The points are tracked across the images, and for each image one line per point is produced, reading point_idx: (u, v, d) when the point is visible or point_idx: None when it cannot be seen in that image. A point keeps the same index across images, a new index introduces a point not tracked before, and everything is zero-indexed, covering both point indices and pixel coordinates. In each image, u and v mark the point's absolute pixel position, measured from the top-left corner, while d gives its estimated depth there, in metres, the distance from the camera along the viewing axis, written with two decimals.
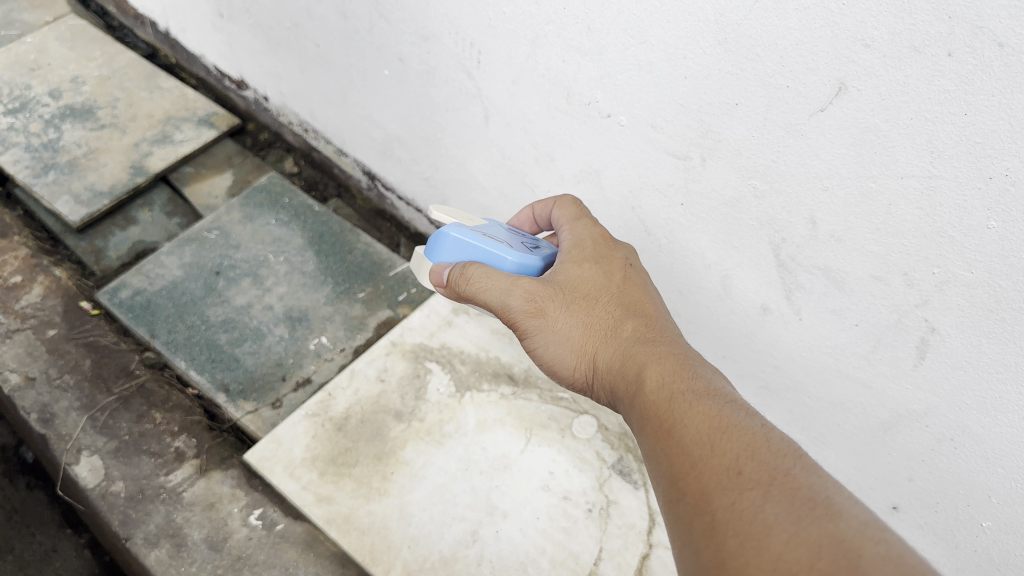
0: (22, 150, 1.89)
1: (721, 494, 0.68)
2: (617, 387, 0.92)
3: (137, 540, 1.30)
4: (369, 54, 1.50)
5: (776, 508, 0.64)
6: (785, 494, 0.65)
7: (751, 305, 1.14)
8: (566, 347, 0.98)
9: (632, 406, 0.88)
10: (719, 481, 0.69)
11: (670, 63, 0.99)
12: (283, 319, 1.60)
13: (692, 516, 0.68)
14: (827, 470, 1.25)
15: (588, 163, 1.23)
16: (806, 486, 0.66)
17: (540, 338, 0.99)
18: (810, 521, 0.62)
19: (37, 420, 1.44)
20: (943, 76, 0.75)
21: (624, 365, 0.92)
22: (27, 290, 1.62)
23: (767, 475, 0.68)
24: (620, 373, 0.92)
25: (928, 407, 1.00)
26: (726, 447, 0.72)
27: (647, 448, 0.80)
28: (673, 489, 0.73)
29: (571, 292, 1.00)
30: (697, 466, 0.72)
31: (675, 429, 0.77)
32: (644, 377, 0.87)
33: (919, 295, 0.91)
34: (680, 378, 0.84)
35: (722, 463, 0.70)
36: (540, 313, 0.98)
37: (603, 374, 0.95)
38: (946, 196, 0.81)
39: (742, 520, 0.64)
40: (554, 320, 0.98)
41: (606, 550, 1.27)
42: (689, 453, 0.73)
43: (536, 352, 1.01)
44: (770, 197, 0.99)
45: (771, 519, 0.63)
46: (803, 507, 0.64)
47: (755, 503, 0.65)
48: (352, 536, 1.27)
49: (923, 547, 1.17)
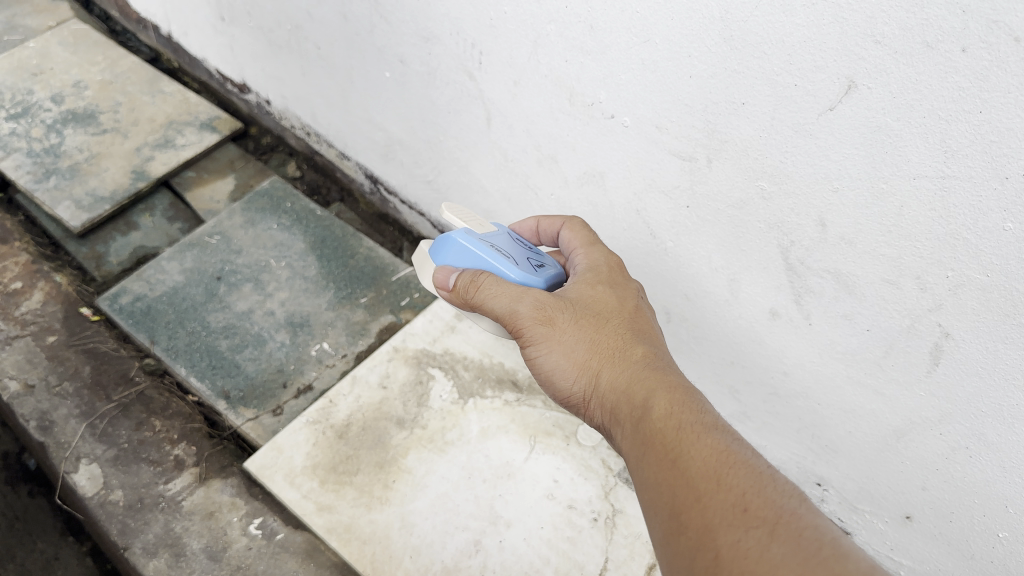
0: (23, 155, 1.88)
1: (727, 531, 0.69)
2: (616, 409, 0.90)
3: (135, 549, 1.28)
4: (370, 56, 1.48)
5: (782, 549, 0.66)
6: (790, 534, 0.67)
7: (759, 309, 1.12)
8: (568, 360, 0.95)
9: (633, 431, 0.86)
10: (726, 517, 0.70)
11: (674, 62, 0.96)
12: (284, 325, 1.58)
13: (698, 552, 0.70)
14: (837, 479, 1.22)
15: (591, 165, 1.20)
16: (810, 525, 0.68)
17: (542, 348, 0.96)
18: (817, 563, 0.64)
19: (36, 428, 1.42)
20: (957, 73, 0.73)
21: (628, 388, 0.90)
22: (28, 296, 1.60)
23: (771, 513, 0.69)
24: (622, 396, 0.90)
25: (941, 414, 0.97)
26: (733, 484, 0.73)
27: (648, 476, 0.80)
28: (676, 522, 0.73)
29: (581, 310, 0.98)
30: (703, 500, 0.72)
31: (681, 461, 0.77)
32: (651, 404, 0.85)
33: (933, 299, 0.88)
34: (688, 409, 0.83)
35: (728, 500, 0.71)
36: (549, 323, 0.96)
37: (603, 395, 0.93)
38: (960, 197, 0.79)
39: (748, 559, 0.66)
40: (561, 333, 0.95)
41: (612, 560, 1.24)
42: (695, 487, 0.74)
43: (533, 361, 0.99)
44: (778, 198, 0.97)
45: (778, 560, 0.65)
46: (808, 546, 0.66)
47: (762, 543, 0.67)
48: (353, 546, 1.25)
49: (937, 559, 1.13)
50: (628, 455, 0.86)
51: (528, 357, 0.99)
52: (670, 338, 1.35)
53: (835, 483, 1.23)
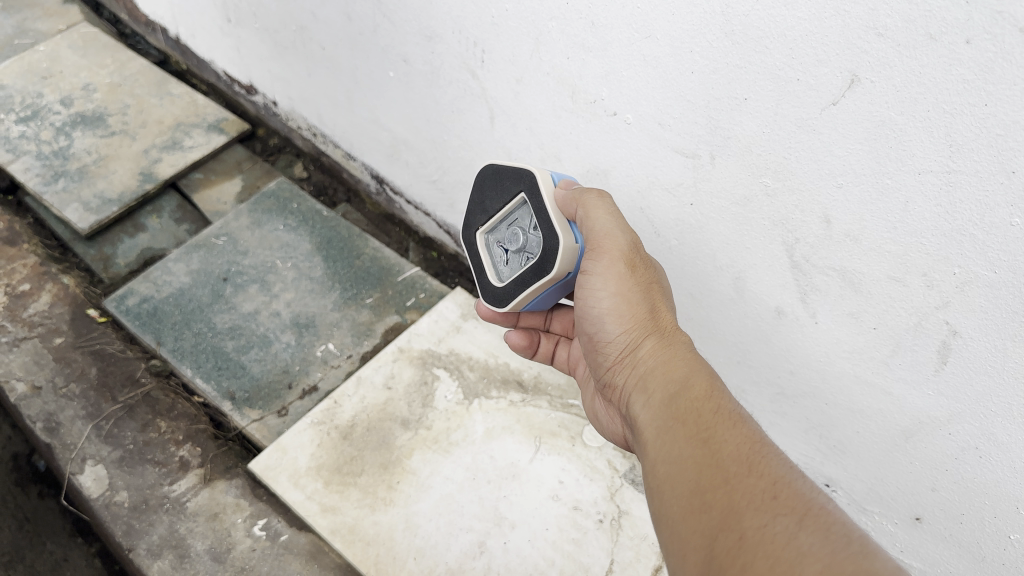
0: (32, 158, 1.89)
1: (753, 515, 0.70)
2: (652, 374, 0.92)
3: (140, 550, 1.29)
4: (374, 55, 1.47)
5: (810, 538, 0.66)
6: (819, 526, 0.67)
7: (766, 308, 1.10)
8: (625, 307, 0.97)
9: (668, 397, 0.87)
10: (754, 502, 0.71)
11: (675, 58, 0.95)
12: (290, 325, 1.58)
13: (719, 531, 0.71)
14: (846, 479, 1.21)
15: (595, 163, 1.19)
16: (841, 520, 0.68)
17: (607, 284, 0.98)
18: (847, 555, 0.64)
19: (43, 429, 1.43)
20: (961, 65, 0.71)
21: (674, 359, 0.91)
22: (36, 298, 1.61)
23: (802, 503, 0.70)
24: (664, 364, 0.91)
25: (950, 413, 0.95)
26: (765, 473, 0.74)
27: (677, 444, 0.81)
28: (699, 499, 0.75)
29: (650, 275, 0.99)
30: (732, 483, 0.74)
31: (714, 441, 0.78)
32: (694, 380, 0.87)
33: (939, 296, 0.86)
34: (730, 397, 0.84)
35: (759, 486, 0.72)
36: (627, 266, 0.96)
37: (642, 356, 0.94)
38: (965, 192, 0.77)
39: (773, 544, 0.67)
40: (630, 282, 0.96)
41: (617, 563, 1.23)
42: (725, 470, 0.75)
43: (587, 295, 1.00)
44: (782, 195, 0.95)
45: (804, 549, 0.66)
46: (837, 539, 0.66)
47: (789, 529, 0.68)
48: (357, 547, 1.25)
49: (948, 561, 1.11)
50: (653, 420, 0.88)
51: (585, 286, 1.00)
52: None
53: (844, 484, 1.22)
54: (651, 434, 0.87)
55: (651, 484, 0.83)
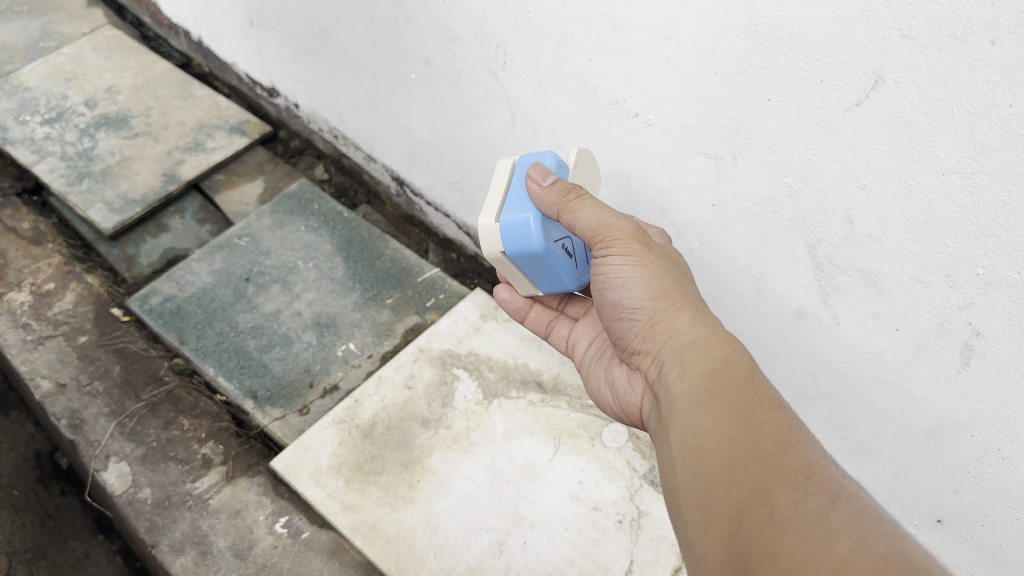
0: (57, 159, 1.91)
1: (785, 492, 0.72)
2: (688, 346, 0.91)
3: (163, 547, 1.30)
4: (396, 58, 1.49)
5: (841, 518, 0.68)
6: (850, 508, 0.70)
7: (787, 309, 1.10)
8: (651, 279, 0.96)
9: (704, 371, 0.87)
10: (786, 480, 0.73)
11: (699, 59, 0.96)
12: (311, 325, 1.60)
13: (749, 505, 0.72)
14: (867, 481, 1.20)
15: (616, 164, 1.20)
16: (870, 505, 0.71)
17: (626, 260, 0.96)
18: (877, 535, 0.66)
19: (67, 426, 1.45)
20: (986, 66, 0.72)
21: (711, 335, 0.91)
22: (60, 297, 1.63)
23: (835, 486, 0.72)
24: (700, 339, 0.91)
25: (973, 415, 0.95)
26: (798, 455, 0.76)
27: (711, 418, 0.81)
28: (729, 473, 0.76)
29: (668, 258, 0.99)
30: (767, 459, 0.75)
31: (750, 421, 0.79)
32: (733, 360, 0.87)
33: (963, 297, 0.86)
34: (767, 382, 0.86)
35: (793, 466, 0.75)
36: (642, 241, 0.97)
37: (675, 330, 0.94)
38: (989, 192, 0.77)
39: (805, 520, 0.69)
40: (651, 258, 0.96)
41: (637, 563, 1.23)
42: (761, 447, 0.77)
43: (607, 268, 0.99)
44: (805, 196, 0.96)
45: (836, 527, 0.68)
46: (867, 522, 0.68)
47: (821, 508, 0.70)
48: (377, 545, 1.26)
49: (970, 563, 1.11)
50: (686, 390, 0.87)
51: (604, 261, 0.99)
52: None
53: (864, 485, 1.21)
54: (682, 404, 0.86)
55: (676, 454, 0.83)
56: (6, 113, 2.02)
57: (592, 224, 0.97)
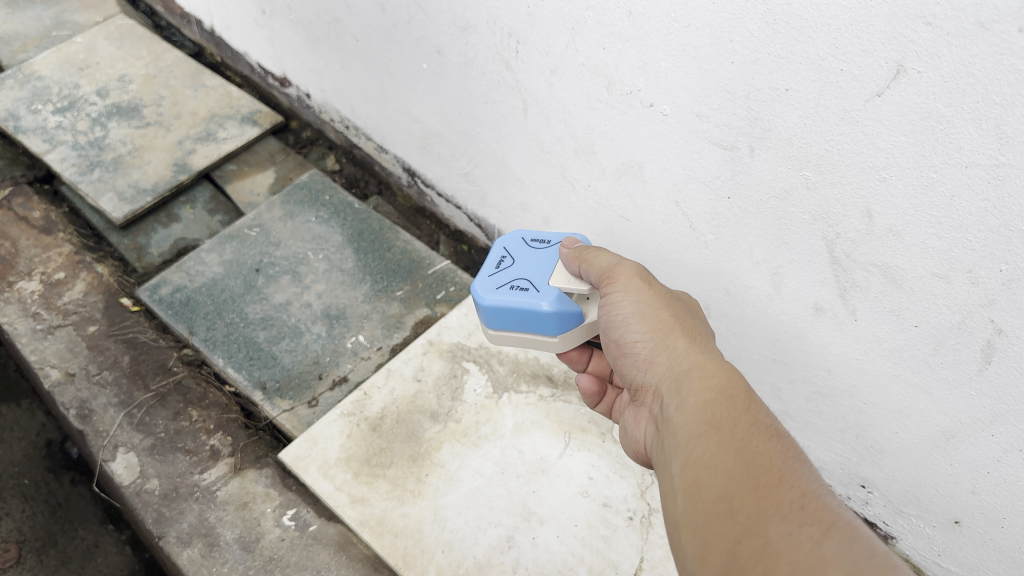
0: (69, 148, 1.91)
1: (779, 523, 0.69)
2: (684, 376, 0.89)
3: (170, 538, 1.30)
4: (408, 47, 1.47)
5: (835, 549, 0.65)
6: (845, 538, 0.67)
7: (803, 305, 1.07)
8: (650, 313, 0.96)
9: (700, 401, 0.84)
10: (781, 511, 0.70)
11: (715, 48, 0.93)
12: (321, 317, 1.58)
13: (744, 535, 0.70)
14: (883, 480, 1.18)
15: (629, 156, 1.17)
16: (867, 535, 0.68)
17: (628, 295, 1.00)
18: (872, 567, 0.63)
19: (76, 415, 1.44)
20: (1013, 55, 0.69)
21: (706, 364, 0.89)
22: (70, 287, 1.63)
23: (829, 516, 0.69)
24: (694, 367, 0.89)
25: (993, 415, 0.93)
26: (794, 485, 0.73)
27: (707, 448, 0.79)
28: (726, 504, 0.73)
29: (671, 295, 1.00)
30: (762, 491, 0.72)
31: (746, 451, 0.76)
32: (729, 388, 0.84)
33: (985, 293, 0.84)
34: (765, 411, 0.82)
35: (787, 496, 0.71)
36: (643, 281, 1.01)
37: (670, 358, 0.92)
38: (1015, 186, 0.75)
39: (798, 552, 0.66)
40: (650, 294, 0.99)
41: (648, 561, 1.21)
42: (756, 479, 0.74)
43: (611, 306, 1.02)
44: (823, 188, 0.93)
45: (828, 559, 0.65)
46: (861, 551, 0.65)
47: (815, 539, 0.67)
48: (385, 539, 1.25)
49: (988, 565, 1.09)
50: (683, 420, 0.84)
51: (608, 302, 1.02)
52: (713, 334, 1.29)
53: (880, 485, 1.19)
54: (678, 435, 0.84)
55: (673, 485, 0.80)
56: (19, 102, 2.02)
57: (603, 267, 1.05)
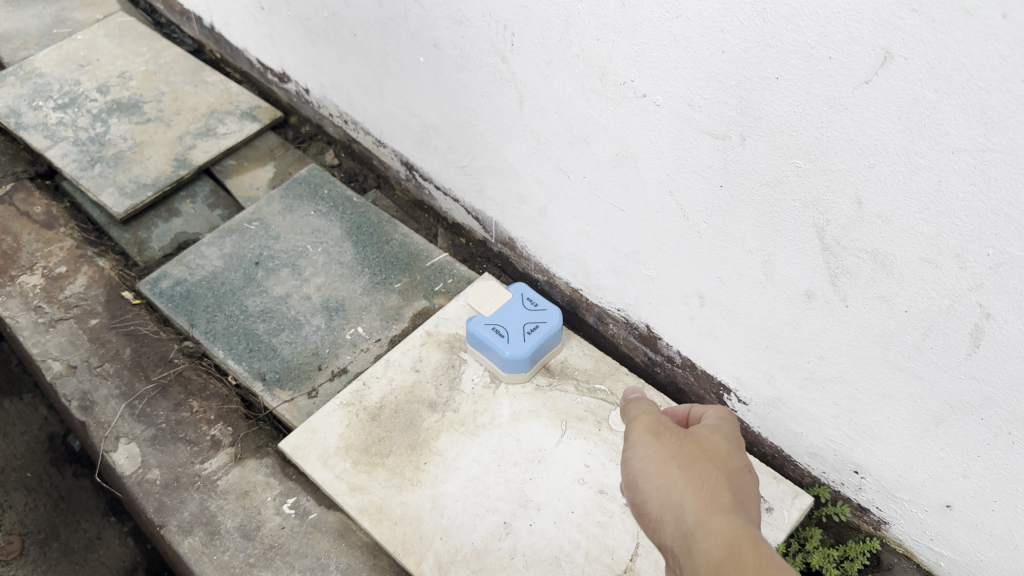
0: (70, 144, 1.92)
1: None
2: (697, 540, 0.77)
3: (171, 527, 1.31)
4: (405, 41, 1.49)
5: None
6: None
7: (795, 292, 1.09)
8: (660, 464, 0.87)
9: (712, 566, 0.74)
10: None
11: (706, 37, 0.95)
12: (320, 309, 1.60)
13: None
14: (876, 466, 1.18)
15: (623, 147, 1.18)
16: None
17: (637, 427, 0.94)
18: None
19: (78, 407, 1.46)
20: (997, 40, 0.71)
21: (718, 528, 0.78)
22: (72, 281, 1.65)
23: None
24: (707, 533, 0.78)
25: (982, 398, 0.94)
26: None
27: None
28: None
29: (681, 430, 0.93)
30: None
31: None
32: (744, 555, 0.73)
33: (973, 278, 0.86)
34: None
35: None
36: (653, 427, 0.93)
37: (680, 519, 0.81)
38: (1001, 170, 0.77)
39: None
40: (654, 425, 0.93)
41: (643, 546, 1.23)
42: None
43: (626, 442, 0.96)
44: (813, 175, 0.94)
45: None
46: None
47: None
48: (384, 526, 1.26)
49: (980, 549, 1.11)
50: None
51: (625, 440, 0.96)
52: (705, 322, 1.28)
53: (874, 471, 1.19)
54: None
55: None
56: (20, 98, 2.04)
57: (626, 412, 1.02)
